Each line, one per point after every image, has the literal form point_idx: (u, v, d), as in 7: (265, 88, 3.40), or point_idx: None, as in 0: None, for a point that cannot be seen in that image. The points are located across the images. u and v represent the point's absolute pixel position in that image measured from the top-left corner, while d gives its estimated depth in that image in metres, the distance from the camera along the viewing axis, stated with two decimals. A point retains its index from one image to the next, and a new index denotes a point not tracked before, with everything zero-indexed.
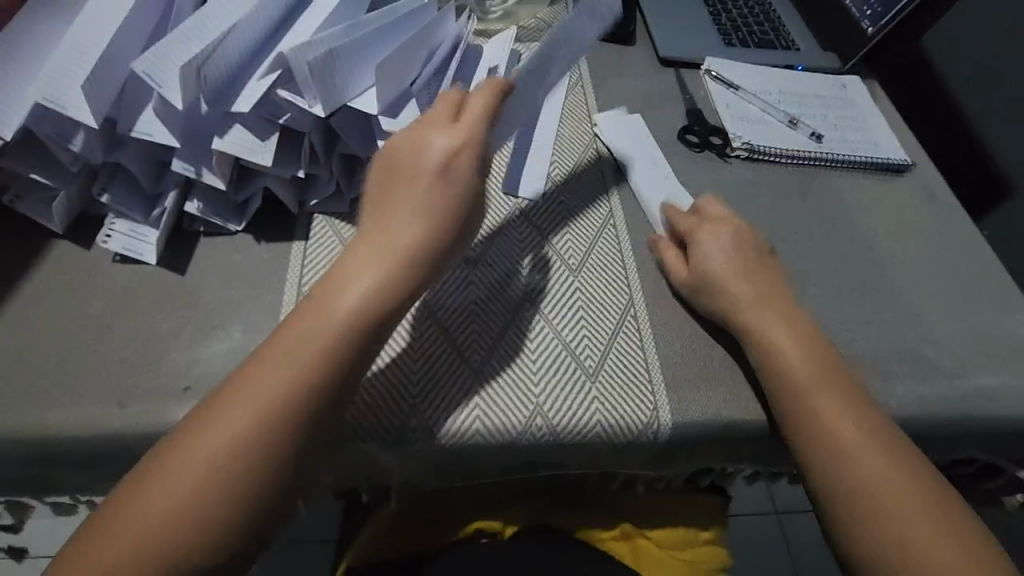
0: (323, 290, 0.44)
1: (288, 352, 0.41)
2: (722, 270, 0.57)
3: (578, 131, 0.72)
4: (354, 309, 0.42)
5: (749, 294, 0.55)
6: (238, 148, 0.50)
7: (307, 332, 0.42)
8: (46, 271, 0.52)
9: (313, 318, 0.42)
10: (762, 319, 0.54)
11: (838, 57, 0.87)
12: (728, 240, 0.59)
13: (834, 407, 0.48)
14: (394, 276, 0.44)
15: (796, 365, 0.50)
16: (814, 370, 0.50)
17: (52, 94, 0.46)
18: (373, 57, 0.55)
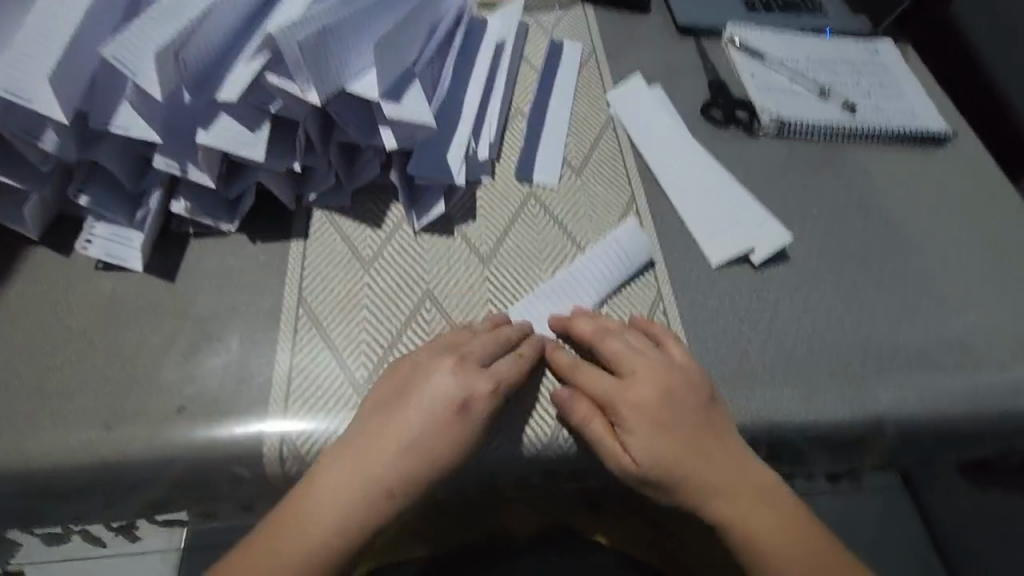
0: (436, 384, 0.44)
1: (406, 441, 0.43)
2: (635, 427, 0.45)
3: (594, 110, 0.66)
4: (445, 407, 0.44)
5: (660, 448, 0.44)
6: (226, 141, 0.45)
7: (424, 425, 0.43)
8: (22, 283, 0.47)
9: (429, 413, 0.43)
10: (682, 466, 0.44)
11: (868, 19, 0.81)
12: (642, 383, 0.46)
13: (774, 538, 0.44)
14: (436, 438, 0.43)
15: (725, 497, 0.44)
16: (737, 498, 0.45)
17: (13, 85, 0.41)
18: (371, 33, 0.49)
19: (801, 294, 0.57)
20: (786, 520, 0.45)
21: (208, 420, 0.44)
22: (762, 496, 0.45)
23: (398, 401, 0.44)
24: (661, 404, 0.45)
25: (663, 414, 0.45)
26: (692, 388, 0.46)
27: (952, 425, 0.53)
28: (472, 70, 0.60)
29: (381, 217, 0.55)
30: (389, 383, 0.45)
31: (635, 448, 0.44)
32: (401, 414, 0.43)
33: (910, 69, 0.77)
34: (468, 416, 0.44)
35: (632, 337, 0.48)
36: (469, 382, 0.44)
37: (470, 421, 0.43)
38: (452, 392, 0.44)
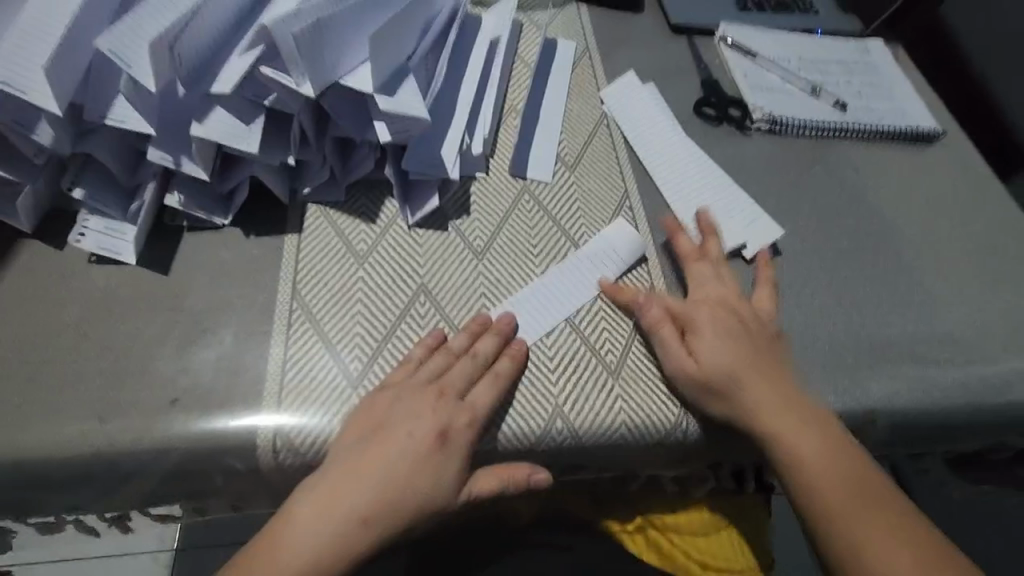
0: (415, 415, 0.44)
1: (387, 472, 0.43)
2: (702, 336, 0.49)
3: (587, 108, 0.67)
4: (421, 430, 0.44)
5: (727, 354, 0.48)
6: (221, 134, 0.45)
7: (404, 458, 0.43)
8: (15, 276, 0.47)
9: (409, 446, 0.44)
10: (737, 372, 0.48)
11: (859, 20, 0.82)
12: (711, 305, 0.51)
13: (813, 450, 0.46)
14: (416, 461, 0.43)
15: (771, 406, 0.47)
16: (780, 412, 0.47)
17: (8, 77, 0.41)
18: (366, 28, 0.49)
19: (793, 289, 0.58)
20: (824, 438, 0.46)
21: (202, 413, 0.44)
22: (805, 416, 0.47)
23: (376, 433, 0.44)
24: (729, 317, 0.50)
25: (731, 327, 0.50)
26: (755, 315, 0.52)
27: (942, 418, 0.53)
28: (467, 67, 0.60)
29: (376, 211, 0.55)
30: (366, 414, 0.44)
31: (700, 349, 0.48)
32: (380, 448, 0.43)
33: (900, 69, 0.78)
34: (447, 449, 0.44)
35: (711, 269, 0.54)
36: (447, 414, 0.45)
37: (449, 455, 0.44)
38: (428, 428, 0.44)
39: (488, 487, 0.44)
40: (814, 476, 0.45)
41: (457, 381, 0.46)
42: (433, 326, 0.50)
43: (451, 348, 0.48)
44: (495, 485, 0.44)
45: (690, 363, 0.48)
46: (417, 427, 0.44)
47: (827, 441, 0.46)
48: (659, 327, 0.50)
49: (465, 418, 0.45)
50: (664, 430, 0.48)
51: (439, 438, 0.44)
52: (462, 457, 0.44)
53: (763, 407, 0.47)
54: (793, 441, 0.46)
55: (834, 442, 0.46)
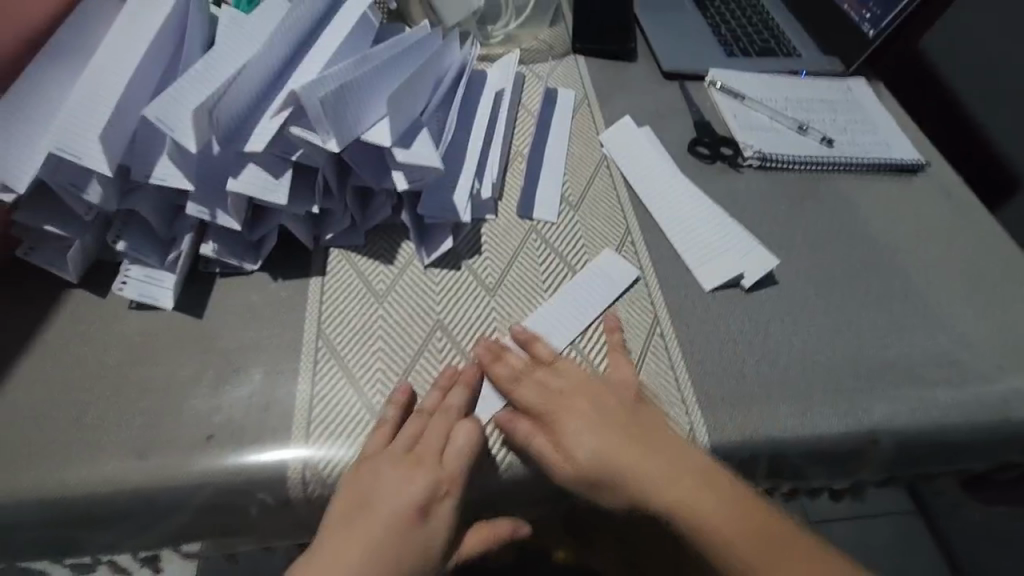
0: (398, 490, 0.45)
1: (378, 544, 0.44)
2: (578, 432, 0.48)
3: (587, 151, 0.71)
4: (405, 500, 0.45)
5: (605, 445, 0.48)
6: (254, 188, 0.50)
7: (388, 534, 0.44)
8: (61, 323, 0.51)
9: (393, 521, 0.44)
10: (613, 462, 0.47)
11: (840, 61, 0.87)
12: (571, 398, 0.50)
13: (721, 531, 0.44)
14: (406, 530, 0.44)
15: (674, 492, 0.45)
16: (687, 491, 0.45)
17: (66, 144, 0.45)
18: (383, 89, 0.54)
19: (791, 315, 0.61)
20: (725, 513, 0.44)
21: (235, 448, 0.46)
22: (714, 485, 0.46)
23: (364, 506, 0.45)
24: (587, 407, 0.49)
25: (596, 416, 0.49)
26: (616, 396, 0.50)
27: (941, 436, 0.55)
28: (474, 119, 0.65)
29: (394, 253, 0.59)
30: (352, 488, 0.45)
31: (572, 447, 0.48)
32: (371, 524, 0.44)
33: (883, 105, 0.83)
34: (431, 517, 0.45)
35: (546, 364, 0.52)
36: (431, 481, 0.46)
37: (434, 522, 0.45)
38: (414, 497, 0.45)
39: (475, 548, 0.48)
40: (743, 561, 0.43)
41: (433, 443, 0.47)
42: (450, 359, 0.53)
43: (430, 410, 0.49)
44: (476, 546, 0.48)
45: (572, 462, 0.47)
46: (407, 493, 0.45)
47: (736, 514, 0.44)
48: (532, 435, 0.48)
49: (447, 483, 0.46)
50: None
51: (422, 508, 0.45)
52: (447, 522, 0.46)
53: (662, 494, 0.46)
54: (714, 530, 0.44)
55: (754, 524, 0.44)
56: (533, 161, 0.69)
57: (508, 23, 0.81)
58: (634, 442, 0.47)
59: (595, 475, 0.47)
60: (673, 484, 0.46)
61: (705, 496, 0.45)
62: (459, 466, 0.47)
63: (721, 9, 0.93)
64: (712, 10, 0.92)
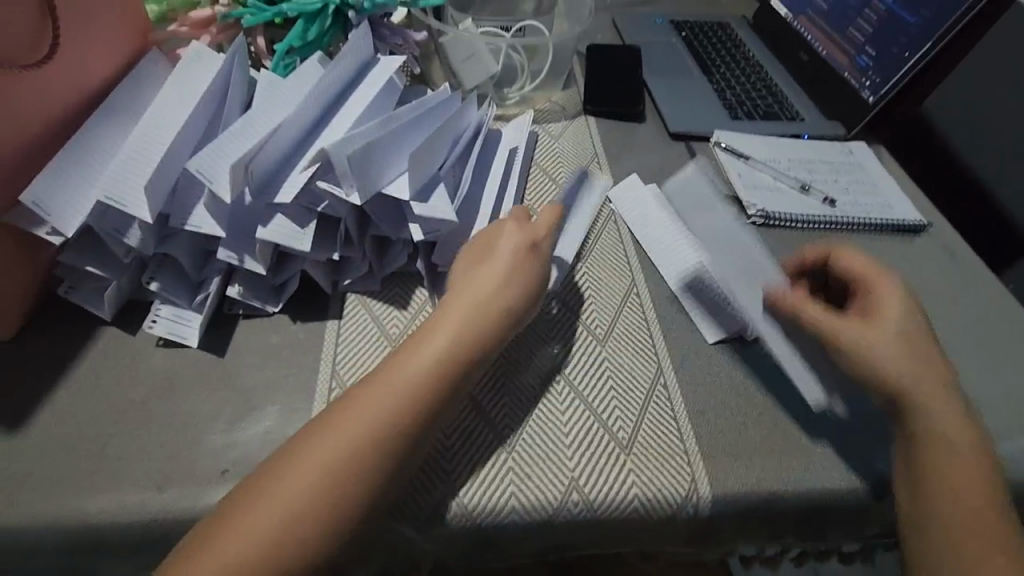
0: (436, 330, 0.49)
1: (368, 420, 0.45)
2: (883, 302, 0.56)
3: (596, 206, 0.74)
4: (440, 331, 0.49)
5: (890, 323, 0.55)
6: (280, 236, 0.53)
7: (380, 410, 0.45)
8: (93, 357, 0.54)
9: (386, 395, 0.46)
10: (894, 352, 0.53)
11: (841, 126, 0.91)
12: (874, 284, 0.58)
13: (932, 411, 0.51)
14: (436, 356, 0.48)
15: (909, 373, 0.52)
16: (909, 365, 0.52)
17: (115, 193, 0.50)
18: (404, 148, 0.58)
19: None
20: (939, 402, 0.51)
21: None
22: (932, 369, 0.53)
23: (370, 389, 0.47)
24: (870, 292, 0.58)
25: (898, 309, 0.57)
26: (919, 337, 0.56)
27: None
28: (490, 173, 0.69)
29: (408, 299, 0.62)
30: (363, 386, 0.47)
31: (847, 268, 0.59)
32: (367, 404, 0.46)
33: (883, 168, 0.86)
34: (425, 401, 0.46)
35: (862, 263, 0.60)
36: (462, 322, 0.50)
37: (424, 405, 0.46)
38: (413, 374, 0.47)
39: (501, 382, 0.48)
40: (947, 442, 0.50)
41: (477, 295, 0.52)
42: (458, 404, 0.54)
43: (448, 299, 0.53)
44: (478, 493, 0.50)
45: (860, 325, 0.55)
46: (411, 386, 0.46)
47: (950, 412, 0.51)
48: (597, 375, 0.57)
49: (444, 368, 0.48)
50: (674, 506, 0.51)
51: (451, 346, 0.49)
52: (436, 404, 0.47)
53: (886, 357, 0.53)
54: (931, 412, 0.51)
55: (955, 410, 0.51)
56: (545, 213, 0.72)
57: (524, 86, 0.87)
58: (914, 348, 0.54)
59: (878, 350, 0.53)
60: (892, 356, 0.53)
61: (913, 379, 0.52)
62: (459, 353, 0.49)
63: (727, 74, 0.98)
64: (717, 75, 0.97)
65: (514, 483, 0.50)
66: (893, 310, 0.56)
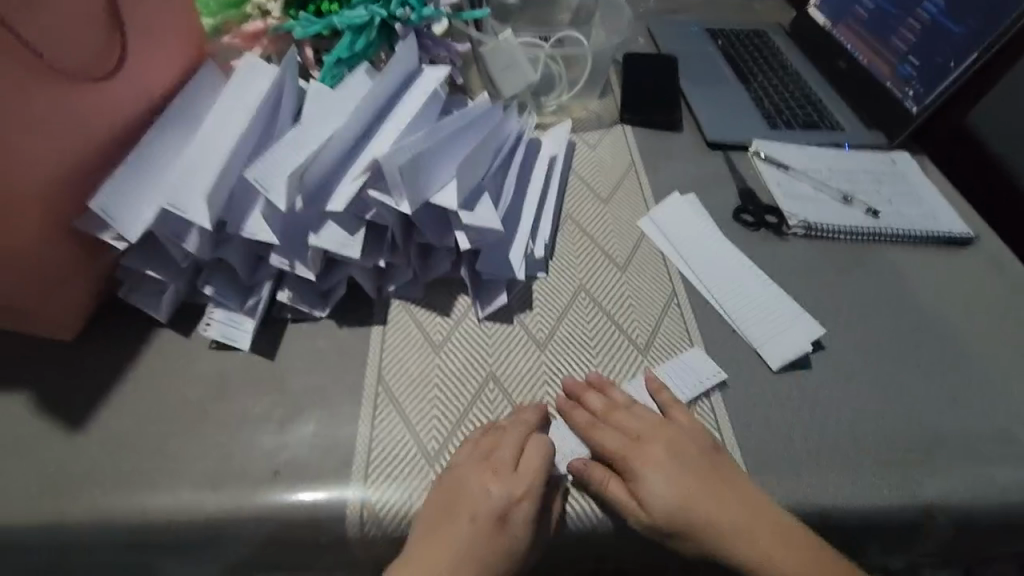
0: (478, 492, 0.48)
1: (461, 549, 0.46)
2: (654, 471, 0.50)
3: (634, 216, 0.74)
4: (487, 498, 0.48)
5: (682, 491, 0.49)
6: (331, 243, 0.55)
7: (470, 532, 0.47)
8: (149, 359, 0.56)
9: (472, 520, 0.47)
10: (700, 508, 0.48)
11: (883, 135, 0.89)
12: (646, 444, 0.51)
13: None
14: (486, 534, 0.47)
15: (771, 536, 0.48)
16: (711, 498, 0.49)
17: (178, 199, 0.52)
18: (451, 156, 0.59)
19: (839, 383, 0.61)
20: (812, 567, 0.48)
21: (297, 486, 0.49)
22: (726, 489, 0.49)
23: (457, 513, 0.47)
24: (670, 447, 0.51)
25: (679, 473, 0.50)
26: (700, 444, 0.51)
27: (997, 516, 0.54)
28: (530, 183, 0.70)
29: (450, 305, 0.63)
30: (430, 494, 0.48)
31: (650, 500, 0.49)
32: (451, 526, 0.47)
33: (928, 178, 0.84)
34: (509, 526, 0.47)
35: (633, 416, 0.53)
36: (506, 486, 0.48)
37: (510, 529, 0.47)
38: (495, 500, 0.48)
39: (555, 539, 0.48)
40: None
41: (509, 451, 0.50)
42: (500, 409, 0.55)
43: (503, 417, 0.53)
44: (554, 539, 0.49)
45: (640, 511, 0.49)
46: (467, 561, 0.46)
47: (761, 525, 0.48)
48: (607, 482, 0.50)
49: (523, 490, 0.48)
50: None
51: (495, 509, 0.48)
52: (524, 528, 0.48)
53: (700, 504, 0.49)
54: (764, 556, 0.48)
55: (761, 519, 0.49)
56: (583, 222, 0.73)
57: (561, 95, 0.87)
58: (742, 486, 0.50)
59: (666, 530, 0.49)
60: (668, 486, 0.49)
61: (717, 509, 0.49)
62: (536, 475, 0.49)
63: (765, 83, 0.97)
64: (756, 83, 0.97)
65: (569, 500, 0.51)
66: (681, 478, 0.50)
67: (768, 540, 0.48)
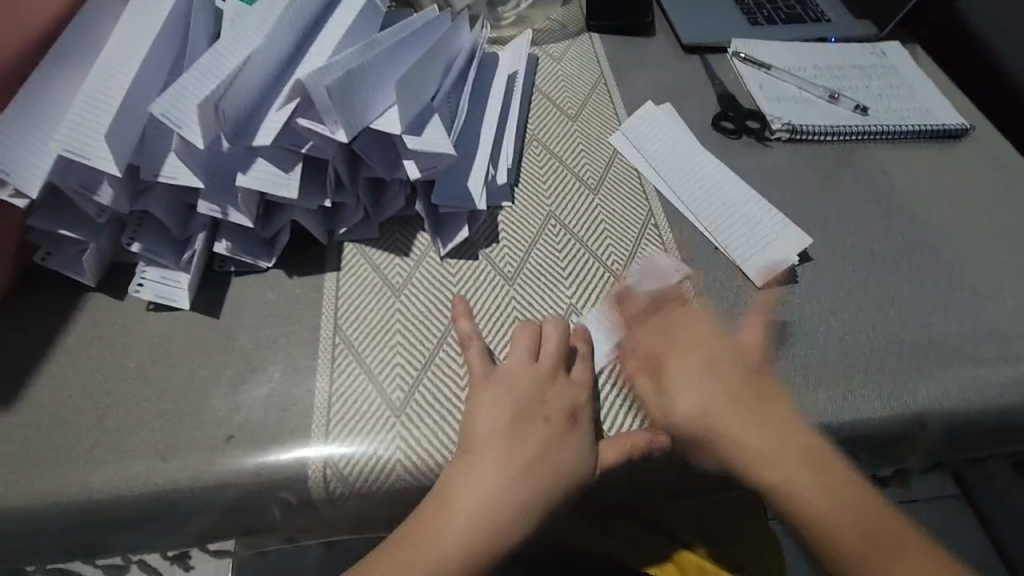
0: (537, 399, 0.47)
1: (534, 457, 0.45)
2: (681, 384, 0.49)
3: (605, 131, 0.68)
4: (546, 403, 0.47)
5: (705, 404, 0.48)
6: (263, 183, 0.49)
7: (544, 437, 0.46)
8: (81, 327, 0.51)
9: (547, 424, 0.46)
10: (721, 424, 0.47)
11: (872, 24, 0.82)
12: (686, 351, 0.51)
13: (845, 524, 0.44)
14: (549, 434, 0.46)
15: (769, 441, 0.46)
16: (732, 405, 0.48)
17: (76, 145, 0.45)
18: (390, 76, 0.53)
19: (828, 295, 0.57)
20: (838, 489, 0.45)
21: (254, 449, 0.46)
22: (756, 391, 0.49)
23: (528, 421, 0.47)
24: (701, 362, 0.50)
25: (714, 381, 0.49)
26: (739, 356, 0.51)
27: (994, 418, 0.51)
28: (487, 103, 0.64)
29: (409, 244, 0.57)
30: (489, 407, 0.47)
31: (674, 405, 0.48)
32: (525, 429, 0.46)
33: (919, 68, 0.78)
34: (578, 427, 0.47)
35: (691, 314, 0.53)
36: (567, 393, 0.48)
37: (581, 428, 0.47)
38: (561, 405, 0.47)
39: (615, 460, 0.46)
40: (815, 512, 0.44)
41: (559, 357, 0.49)
42: (470, 352, 0.51)
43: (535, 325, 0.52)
44: (617, 458, 0.46)
45: (666, 415, 0.48)
46: (530, 467, 0.45)
47: (793, 430, 0.47)
48: (637, 376, 0.50)
49: (582, 396, 0.48)
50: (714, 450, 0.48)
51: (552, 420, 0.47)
52: (592, 431, 0.47)
53: (716, 416, 0.48)
54: (755, 452, 0.46)
55: (784, 423, 0.47)
56: (550, 143, 0.66)
57: (519, 3, 0.79)
58: (768, 390, 0.49)
59: (693, 438, 0.47)
60: (688, 399, 0.48)
61: (750, 416, 0.47)
62: (588, 376, 0.49)
63: None
64: None
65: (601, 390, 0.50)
66: (710, 389, 0.48)
67: (796, 447, 0.46)
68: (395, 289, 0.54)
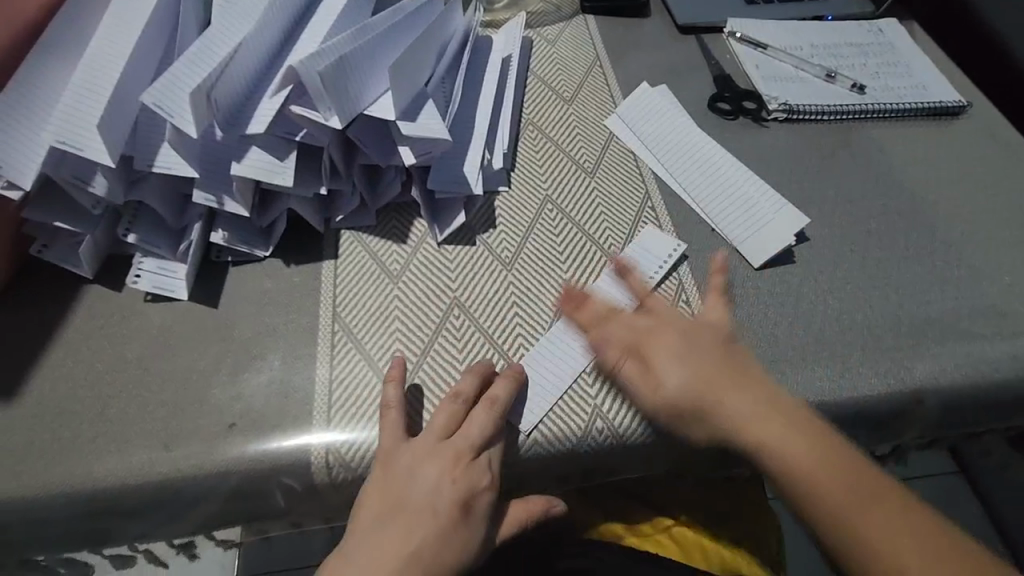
0: (435, 489, 0.44)
1: (420, 546, 0.42)
2: (668, 363, 0.47)
3: (601, 114, 0.68)
4: (445, 492, 0.44)
5: (699, 377, 0.46)
6: (258, 171, 0.48)
7: (433, 530, 0.43)
8: (81, 319, 0.51)
9: (435, 519, 0.43)
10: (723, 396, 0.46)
11: (869, 1, 0.81)
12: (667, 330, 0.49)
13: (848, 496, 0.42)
14: (444, 527, 0.43)
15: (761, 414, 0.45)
16: (733, 373, 0.47)
17: (68, 137, 0.45)
18: (383, 61, 0.52)
19: (826, 275, 0.57)
20: (842, 462, 0.43)
21: (256, 436, 0.46)
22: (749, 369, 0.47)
23: (418, 513, 0.43)
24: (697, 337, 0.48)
25: (699, 356, 0.47)
26: (714, 332, 0.49)
27: (990, 395, 0.52)
28: (482, 87, 0.63)
29: (406, 231, 0.57)
30: (386, 490, 0.44)
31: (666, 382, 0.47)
32: (412, 522, 0.43)
33: (917, 46, 0.77)
34: (473, 517, 0.44)
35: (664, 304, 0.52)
36: (469, 479, 0.44)
37: (474, 521, 0.44)
38: (459, 494, 0.44)
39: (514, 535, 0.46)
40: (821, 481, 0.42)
41: (471, 439, 0.45)
42: (468, 337, 0.51)
43: (462, 400, 0.47)
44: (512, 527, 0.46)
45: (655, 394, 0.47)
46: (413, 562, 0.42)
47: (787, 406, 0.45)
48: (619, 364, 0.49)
49: (487, 479, 0.45)
50: None
51: (451, 512, 0.43)
52: (487, 521, 0.45)
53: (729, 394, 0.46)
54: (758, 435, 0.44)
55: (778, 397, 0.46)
56: (545, 127, 0.66)
57: None
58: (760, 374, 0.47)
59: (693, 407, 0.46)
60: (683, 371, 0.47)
61: (741, 391, 0.46)
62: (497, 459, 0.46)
63: None
64: None
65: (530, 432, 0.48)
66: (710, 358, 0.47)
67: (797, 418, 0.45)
68: (397, 274, 0.54)
